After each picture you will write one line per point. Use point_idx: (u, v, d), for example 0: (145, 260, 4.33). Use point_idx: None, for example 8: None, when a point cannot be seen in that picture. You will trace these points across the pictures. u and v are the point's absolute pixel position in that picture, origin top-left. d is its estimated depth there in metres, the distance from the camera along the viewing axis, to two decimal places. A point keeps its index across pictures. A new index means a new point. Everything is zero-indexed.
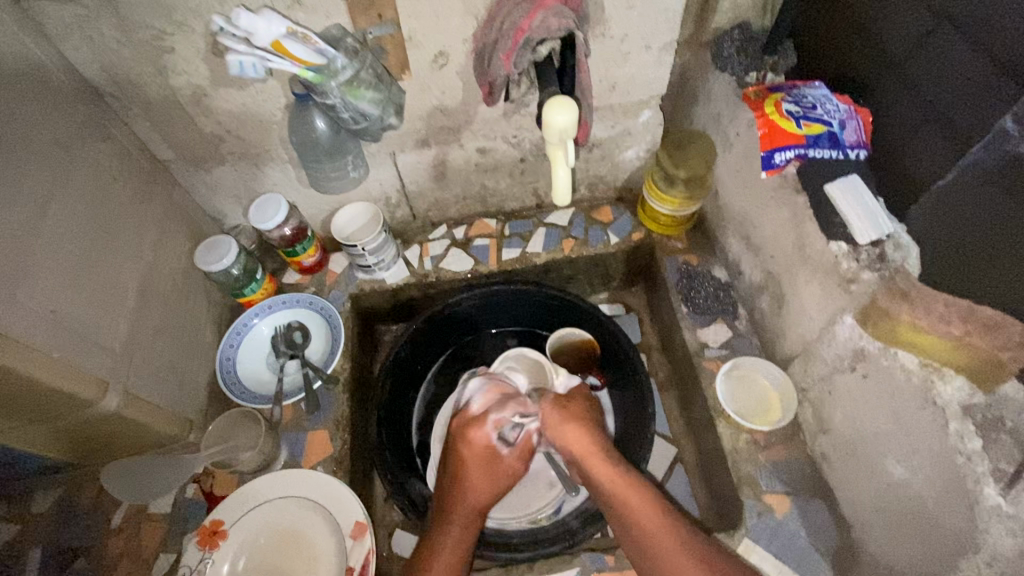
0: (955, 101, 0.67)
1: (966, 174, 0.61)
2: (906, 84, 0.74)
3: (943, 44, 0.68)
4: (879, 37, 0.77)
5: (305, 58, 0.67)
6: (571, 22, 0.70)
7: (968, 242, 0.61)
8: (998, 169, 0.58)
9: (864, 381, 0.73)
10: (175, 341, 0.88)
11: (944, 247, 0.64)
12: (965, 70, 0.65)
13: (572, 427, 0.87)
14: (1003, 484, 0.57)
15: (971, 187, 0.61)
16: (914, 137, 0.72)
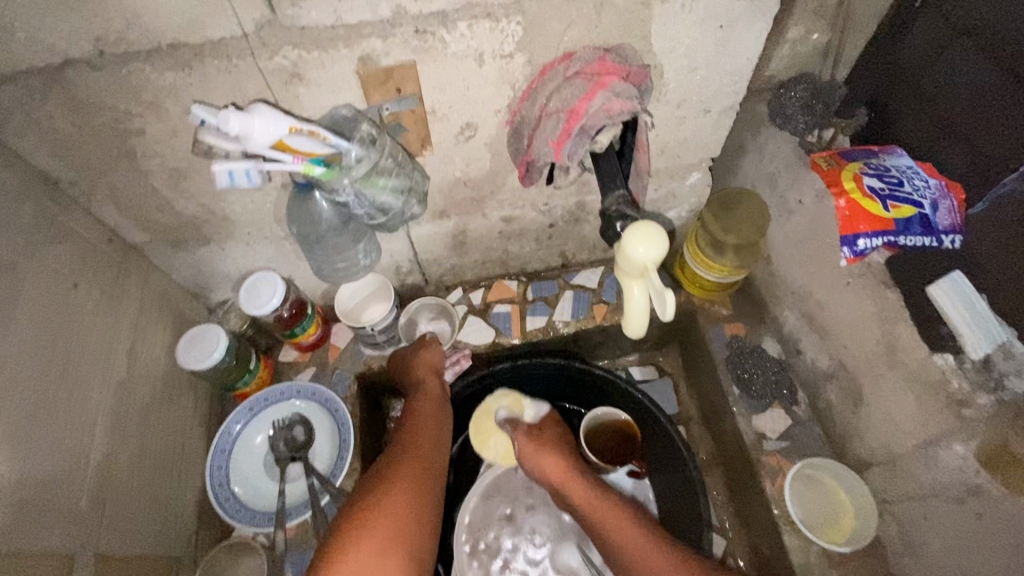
0: (971, 120, 0.67)
1: (1002, 204, 0.64)
2: (919, 97, 0.73)
3: (961, 58, 0.66)
4: (899, 56, 0.74)
5: (313, 152, 0.53)
6: (634, 104, 0.58)
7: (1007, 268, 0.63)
8: None
9: (977, 520, 0.62)
10: (158, 462, 0.75)
11: (1012, 285, 0.63)
12: (990, 93, 0.64)
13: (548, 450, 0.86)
14: None
15: (1006, 219, 0.63)
16: (931, 153, 0.73)
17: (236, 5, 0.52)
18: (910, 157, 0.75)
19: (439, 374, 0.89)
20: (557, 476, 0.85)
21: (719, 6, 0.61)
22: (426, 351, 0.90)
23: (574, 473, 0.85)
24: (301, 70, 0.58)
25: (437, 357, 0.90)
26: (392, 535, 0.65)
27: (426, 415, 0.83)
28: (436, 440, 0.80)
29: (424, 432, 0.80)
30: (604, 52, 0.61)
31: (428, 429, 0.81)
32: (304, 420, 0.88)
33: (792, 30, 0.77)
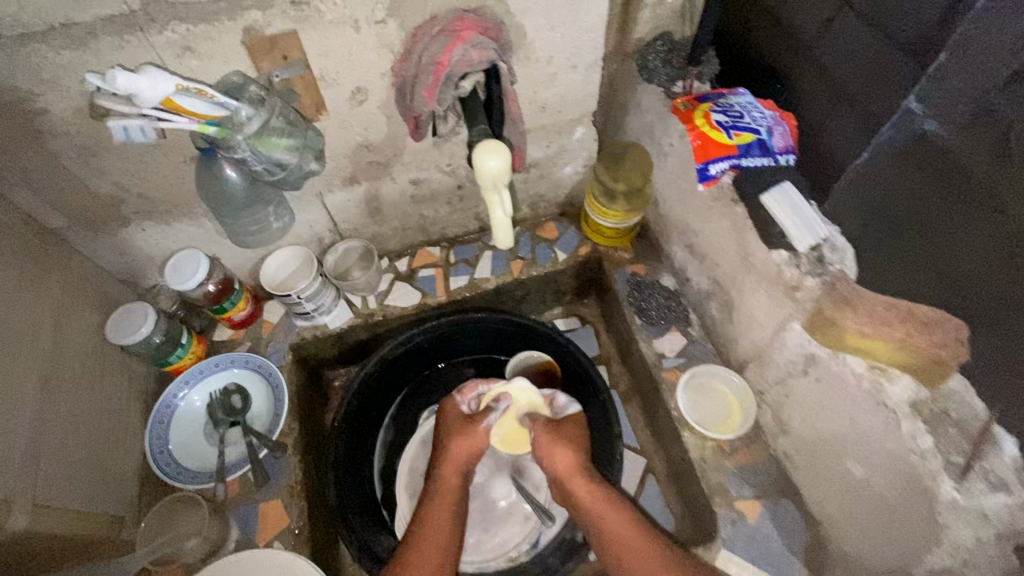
0: (858, 84, 0.69)
1: (882, 151, 0.65)
2: (816, 67, 0.76)
3: (846, 29, 0.69)
4: (788, 16, 0.79)
5: (207, 113, 0.62)
6: (492, 53, 0.67)
7: (887, 206, 0.65)
8: (909, 146, 0.61)
9: (817, 385, 0.74)
10: (93, 428, 0.79)
11: (886, 228, 0.66)
12: (870, 55, 0.66)
13: (563, 446, 0.84)
14: (957, 476, 0.61)
15: (891, 166, 0.64)
16: (829, 117, 0.75)
17: None
18: (752, 95, 0.87)
19: (456, 462, 0.86)
20: (563, 472, 0.83)
21: None
22: (461, 442, 0.87)
23: (584, 475, 0.83)
24: (192, 42, 0.64)
25: (470, 449, 0.87)
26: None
27: (442, 512, 0.82)
28: (445, 540, 0.79)
29: (433, 528, 0.79)
30: (465, 13, 0.70)
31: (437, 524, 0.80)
32: (239, 388, 0.94)
33: None
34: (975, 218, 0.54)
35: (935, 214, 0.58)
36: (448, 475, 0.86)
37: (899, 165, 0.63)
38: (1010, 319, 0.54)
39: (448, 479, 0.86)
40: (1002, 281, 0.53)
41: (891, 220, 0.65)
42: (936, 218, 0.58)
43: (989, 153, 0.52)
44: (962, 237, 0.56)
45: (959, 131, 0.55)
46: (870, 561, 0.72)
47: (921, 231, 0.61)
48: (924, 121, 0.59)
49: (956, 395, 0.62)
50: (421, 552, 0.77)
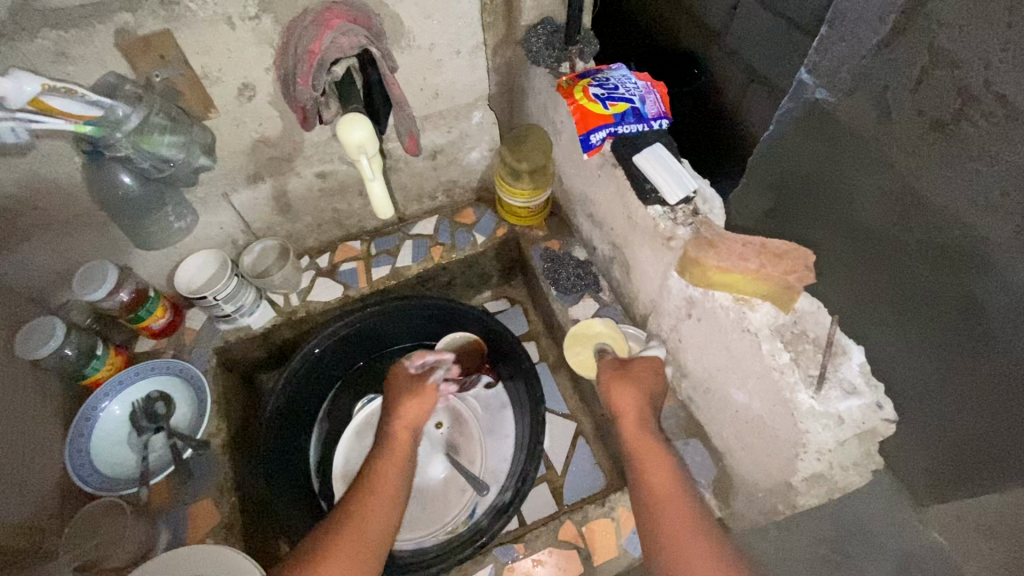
0: None
1: (785, 121, 0.80)
2: None
3: None
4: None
5: (81, 113, 0.64)
6: (362, 39, 0.72)
7: (795, 172, 0.82)
8: (807, 116, 0.77)
9: (699, 325, 0.80)
10: (5, 444, 0.79)
11: (794, 195, 0.83)
12: None
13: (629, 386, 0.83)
14: (814, 387, 0.66)
15: (795, 136, 0.79)
16: None
17: None
18: (627, 69, 0.94)
19: (413, 426, 0.88)
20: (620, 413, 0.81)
21: None
22: (413, 401, 0.90)
23: (644, 420, 0.80)
24: (63, 46, 0.66)
25: (419, 405, 0.90)
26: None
27: (388, 468, 0.82)
28: (390, 494, 0.79)
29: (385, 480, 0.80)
30: (332, 4, 0.73)
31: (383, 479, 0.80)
32: (161, 394, 0.93)
33: None
34: (874, 178, 0.71)
35: (844, 176, 0.75)
36: (400, 432, 0.87)
37: (803, 135, 0.78)
38: (905, 251, 0.71)
39: (401, 437, 0.86)
40: (893, 226, 0.71)
41: (800, 182, 0.81)
42: (848, 176, 0.75)
43: (873, 118, 0.69)
44: (864, 188, 0.73)
45: (845, 99, 0.72)
46: (762, 480, 0.78)
47: (829, 194, 0.78)
48: (816, 92, 0.74)
49: (807, 314, 0.71)
50: (369, 503, 0.77)
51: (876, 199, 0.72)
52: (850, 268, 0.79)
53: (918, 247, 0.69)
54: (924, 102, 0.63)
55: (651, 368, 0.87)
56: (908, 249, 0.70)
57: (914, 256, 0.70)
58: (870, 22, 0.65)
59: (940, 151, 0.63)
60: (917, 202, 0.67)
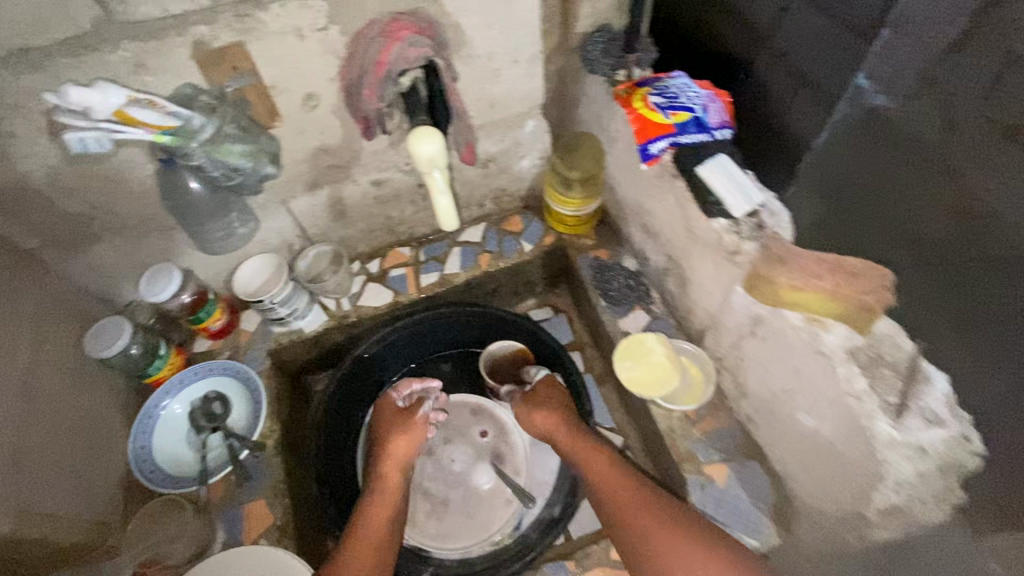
0: (822, 67, 0.65)
1: (840, 131, 0.64)
2: (776, 54, 0.72)
3: (802, 15, 0.67)
4: (742, 3, 0.76)
5: (160, 124, 0.66)
6: (428, 50, 0.75)
7: (838, 190, 0.66)
8: (863, 122, 0.61)
9: (765, 344, 0.77)
10: (76, 438, 0.82)
11: (839, 216, 0.66)
12: (826, 40, 0.64)
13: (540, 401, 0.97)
14: (893, 416, 0.63)
15: (847, 144, 0.64)
16: (794, 99, 0.71)
17: (70, 6, 0.62)
18: (688, 77, 0.89)
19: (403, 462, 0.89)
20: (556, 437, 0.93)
21: None
22: (402, 438, 0.90)
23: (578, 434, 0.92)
24: (144, 59, 0.68)
25: (410, 443, 0.90)
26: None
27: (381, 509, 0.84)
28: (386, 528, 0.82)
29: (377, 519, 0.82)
30: (399, 14, 0.74)
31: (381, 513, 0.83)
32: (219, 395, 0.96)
33: None
34: (933, 188, 0.54)
35: (892, 187, 0.59)
36: (391, 472, 0.88)
37: (857, 144, 0.62)
38: (969, 282, 0.54)
39: (391, 476, 0.88)
40: (961, 244, 0.53)
41: (856, 195, 0.63)
42: (891, 193, 0.59)
43: (940, 122, 0.53)
44: (916, 208, 0.56)
45: (903, 103, 0.56)
46: (829, 509, 0.75)
47: (881, 218, 0.61)
48: (875, 97, 0.59)
49: (885, 337, 0.65)
50: (361, 537, 0.80)
51: (921, 222, 0.56)
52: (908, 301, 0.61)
53: (984, 278, 0.52)
54: (996, 92, 0.48)
55: (547, 382, 1.00)
56: (971, 285, 0.53)
57: (981, 291, 0.53)
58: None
59: (1008, 155, 0.48)
60: (990, 218, 0.50)
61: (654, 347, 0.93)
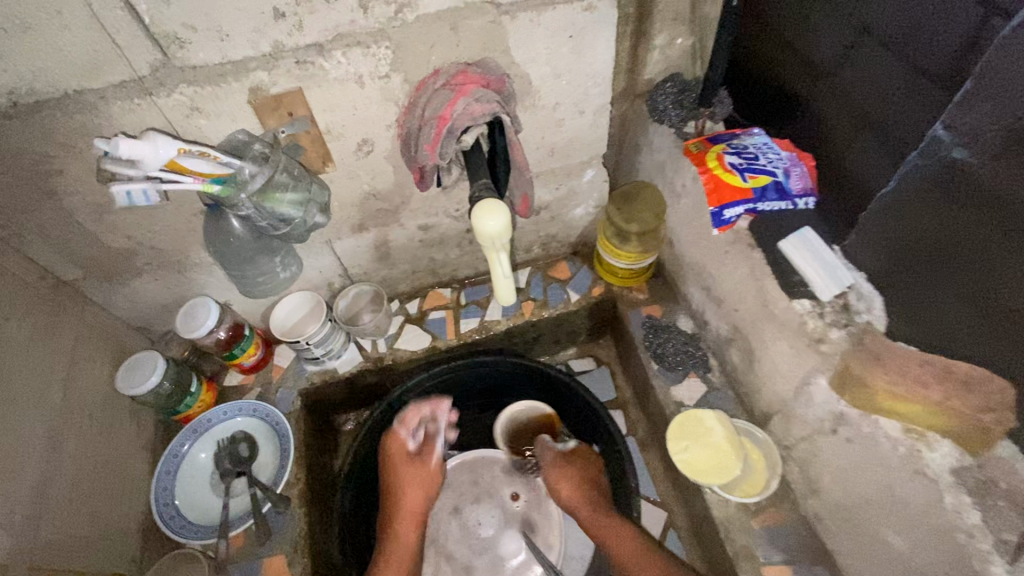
0: (893, 109, 0.65)
1: (908, 182, 0.55)
2: (836, 93, 0.72)
3: (869, 56, 0.66)
4: (801, 38, 0.75)
5: (210, 172, 0.63)
6: (496, 106, 0.69)
7: (910, 243, 0.58)
8: (939, 177, 0.52)
9: (848, 446, 0.68)
10: (99, 483, 0.79)
11: (911, 271, 0.60)
12: (891, 82, 0.64)
13: (569, 484, 0.89)
14: (1009, 557, 0.53)
15: (917, 198, 0.55)
16: (856, 141, 0.71)
17: (129, 50, 0.59)
18: (769, 136, 0.84)
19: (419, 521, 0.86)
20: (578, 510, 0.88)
21: (563, 20, 0.71)
22: (415, 491, 0.86)
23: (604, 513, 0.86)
24: (199, 104, 0.65)
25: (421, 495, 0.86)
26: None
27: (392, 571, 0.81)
28: None
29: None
30: (467, 65, 0.71)
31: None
32: (245, 436, 0.93)
33: (655, 36, 0.86)
34: None
35: (971, 249, 0.52)
36: (404, 532, 0.85)
37: (928, 198, 0.54)
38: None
39: (406, 534, 0.85)
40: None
41: (928, 250, 0.56)
42: (974, 253, 0.52)
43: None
44: (1014, 273, 0.48)
45: (995, 159, 0.47)
46: None
47: (964, 276, 0.53)
48: (953, 148, 0.50)
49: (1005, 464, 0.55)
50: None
51: (1020, 288, 0.48)
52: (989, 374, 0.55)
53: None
54: None
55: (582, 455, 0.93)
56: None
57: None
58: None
59: None
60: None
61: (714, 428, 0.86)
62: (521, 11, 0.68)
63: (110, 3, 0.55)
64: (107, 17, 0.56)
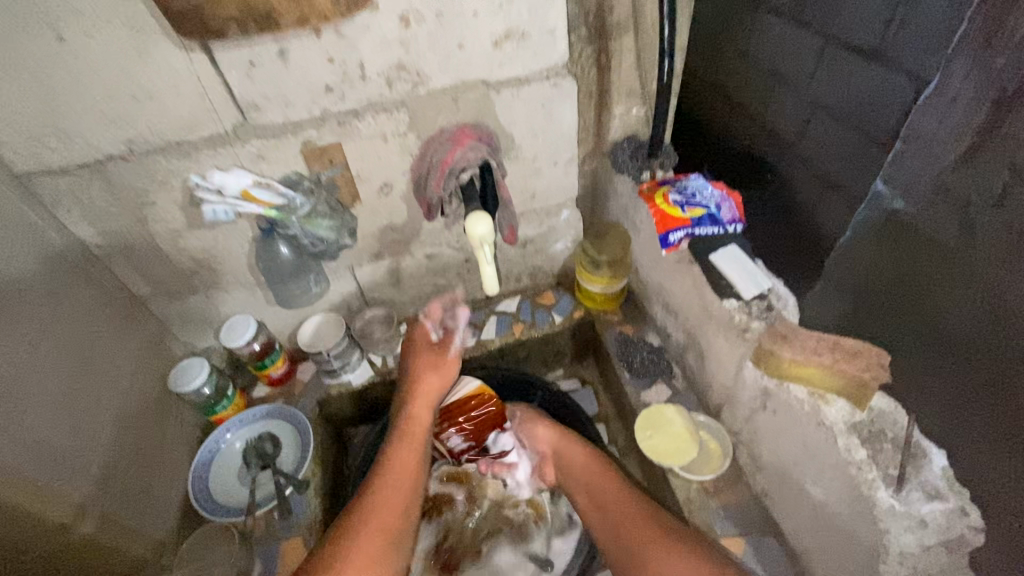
0: (848, 170, 0.75)
1: (858, 234, 0.69)
2: (797, 156, 0.84)
3: (823, 126, 0.78)
4: (770, 114, 0.88)
5: (269, 201, 0.84)
6: (484, 153, 0.92)
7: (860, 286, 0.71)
8: (880, 227, 0.66)
9: (775, 416, 0.83)
10: (148, 462, 0.93)
11: (869, 314, 0.70)
12: (844, 143, 0.75)
13: (545, 423, 1.04)
14: (893, 486, 0.68)
15: (866, 246, 0.68)
16: (821, 201, 0.80)
17: (220, 112, 0.82)
18: (703, 178, 1.05)
19: (431, 406, 1.00)
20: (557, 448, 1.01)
21: (536, 93, 0.95)
22: (432, 371, 1.02)
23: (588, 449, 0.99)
24: (264, 152, 0.87)
25: (440, 381, 1.02)
26: (387, 535, 0.80)
27: (409, 445, 0.93)
28: (410, 468, 0.90)
29: (406, 450, 0.92)
30: (464, 125, 0.94)
31: (405, 459, 0.91)
32: (271, 436, 1.06)
33: (615, 106, 1.09)
34: (957, 289, 0.58)
35: (912, 285, 0.64)
36: (417, 414, 0.98)
37: (874, 246, 0.67)
38: (1007, 384, 0.56)
39: (416, 416, 0.98)
40: (997, 349, 0.56)
41: (874, 289, 0.69)
42: (914, 290, 0.63)
43: (952, 233, 0.58)
44: (950, 306, 0.60)
45: (920, 210, 0.60)
46: None
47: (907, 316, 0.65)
48: (891, 201, 0.64)
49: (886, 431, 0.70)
50: (400, 447, 0.92)
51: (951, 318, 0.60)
52: (939, 404, 0.65)
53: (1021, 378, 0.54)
54: (1005, 202, 0.52)
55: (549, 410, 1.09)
56: (1007, 386, 0.56)
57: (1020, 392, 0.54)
58: (960, 114, 0.55)
59: None
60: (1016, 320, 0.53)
61: (675, 419, 1.00)
62: (504, 88, 0.92)
63: (214, 81, 0.79)
64: (210, 90, 0.79)
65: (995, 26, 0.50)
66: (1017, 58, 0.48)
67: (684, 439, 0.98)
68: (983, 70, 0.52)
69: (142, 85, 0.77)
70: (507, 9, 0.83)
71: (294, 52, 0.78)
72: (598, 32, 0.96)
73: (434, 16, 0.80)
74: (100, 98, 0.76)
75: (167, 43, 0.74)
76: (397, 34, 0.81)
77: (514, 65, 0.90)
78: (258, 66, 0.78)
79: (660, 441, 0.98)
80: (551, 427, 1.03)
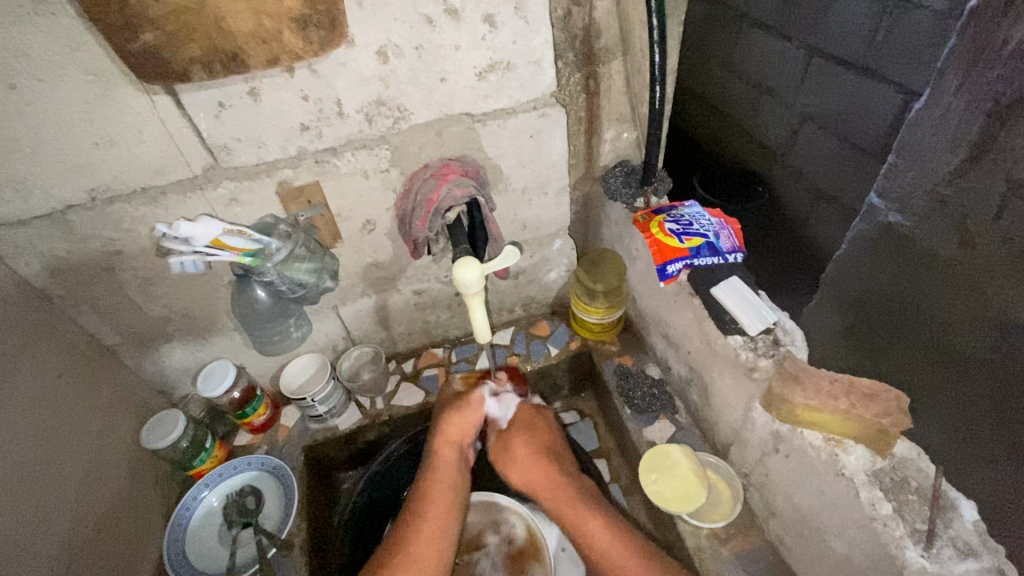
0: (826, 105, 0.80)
1: (857, 242, 0.68)
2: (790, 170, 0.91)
3: (808, 135, 0.85)
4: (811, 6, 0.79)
5: (243, 247, 0.78)
6: (472, 190, 0.87)
7: (857, 294, 0.70)
8: (880, 236, 0.65)
9: (787, 461, 0.79)
10: (116, 530, 0.87)
11: (879, 313, 0.67)
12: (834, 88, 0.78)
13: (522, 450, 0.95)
14: (923, 544, 0.63)
15: (862, 253, 0.67)
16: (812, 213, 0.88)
17: (189, 156, 0.77)
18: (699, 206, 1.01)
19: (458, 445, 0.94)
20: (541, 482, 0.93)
21: (523, 124, 0.91)
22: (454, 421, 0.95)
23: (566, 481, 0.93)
24: (237, 195, 0.83)
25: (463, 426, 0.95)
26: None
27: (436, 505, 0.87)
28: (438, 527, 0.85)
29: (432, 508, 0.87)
30: (449, 160, 0.90)
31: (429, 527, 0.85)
32: (253, 489, 1.00)
33: (605, 131, 1.05)
34: (964, 301, 0.57)
35: (936, 305, 0.59)
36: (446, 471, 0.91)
37: (873, 256, 0.66)
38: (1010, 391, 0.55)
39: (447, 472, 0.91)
40: (999, 360, 0.55)
41: (883, 307, 0.66)
42: (940, 287, 0.58)
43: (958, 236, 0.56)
44: (953, 313, 0.58)
45: (919, 220, 0.59)
46: None
47: (913, 331, 0.63)
48: (887, 213, 0.63)
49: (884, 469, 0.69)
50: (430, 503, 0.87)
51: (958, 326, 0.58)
52: (937, 425, 0.65)
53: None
54: (1002, 214, 0.51)
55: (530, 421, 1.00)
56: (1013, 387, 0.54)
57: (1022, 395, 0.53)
58: (953, 126, 0.53)
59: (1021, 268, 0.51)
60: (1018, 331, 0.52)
61: (682, 459, 0.94)
62: (490, 119, 0.88)
63: (180, 124, 0.74)
64: (177, 134, 0.74)
65: (975, 59, 0.51)
66: (1011, 69, 0.47)
67: (691, 482, 0.92)
68: (973, 83, 0.51)
69: (102, 131, 0.71)
70: (491, 41, 0.79)
71: (266, 91, 0.73)
72: (585, 57, 0.92)
73: (414, 50, 0.76)
74: (55, 146, 0.71)
75: (128, 87, 0.69)
76: (375, 70, 0.76)
77: (500, 96, 0.86)
78: (228, 106, 0.73)
79: (668, 485, 0.92)
80: (529, 458, 0.95)
